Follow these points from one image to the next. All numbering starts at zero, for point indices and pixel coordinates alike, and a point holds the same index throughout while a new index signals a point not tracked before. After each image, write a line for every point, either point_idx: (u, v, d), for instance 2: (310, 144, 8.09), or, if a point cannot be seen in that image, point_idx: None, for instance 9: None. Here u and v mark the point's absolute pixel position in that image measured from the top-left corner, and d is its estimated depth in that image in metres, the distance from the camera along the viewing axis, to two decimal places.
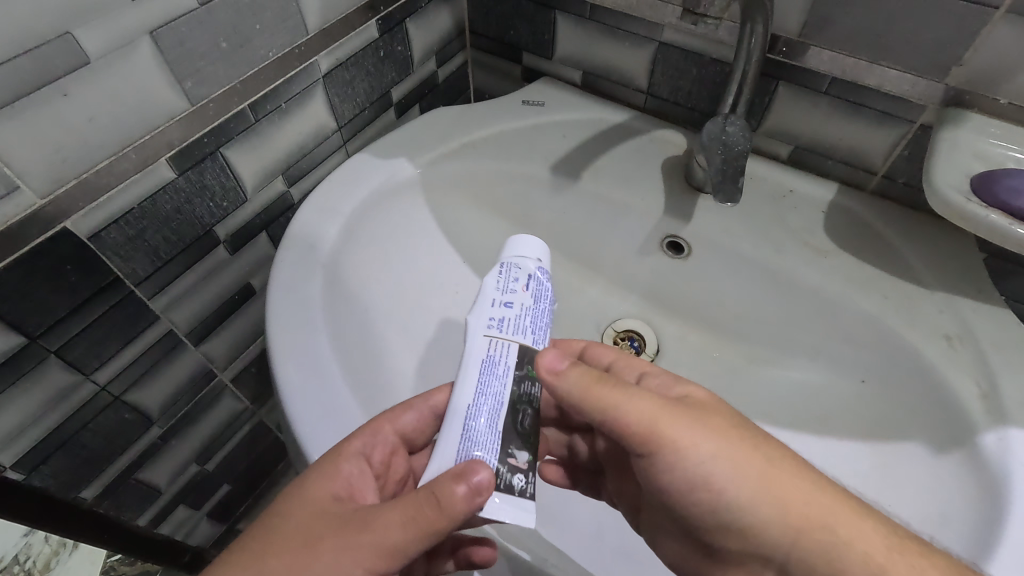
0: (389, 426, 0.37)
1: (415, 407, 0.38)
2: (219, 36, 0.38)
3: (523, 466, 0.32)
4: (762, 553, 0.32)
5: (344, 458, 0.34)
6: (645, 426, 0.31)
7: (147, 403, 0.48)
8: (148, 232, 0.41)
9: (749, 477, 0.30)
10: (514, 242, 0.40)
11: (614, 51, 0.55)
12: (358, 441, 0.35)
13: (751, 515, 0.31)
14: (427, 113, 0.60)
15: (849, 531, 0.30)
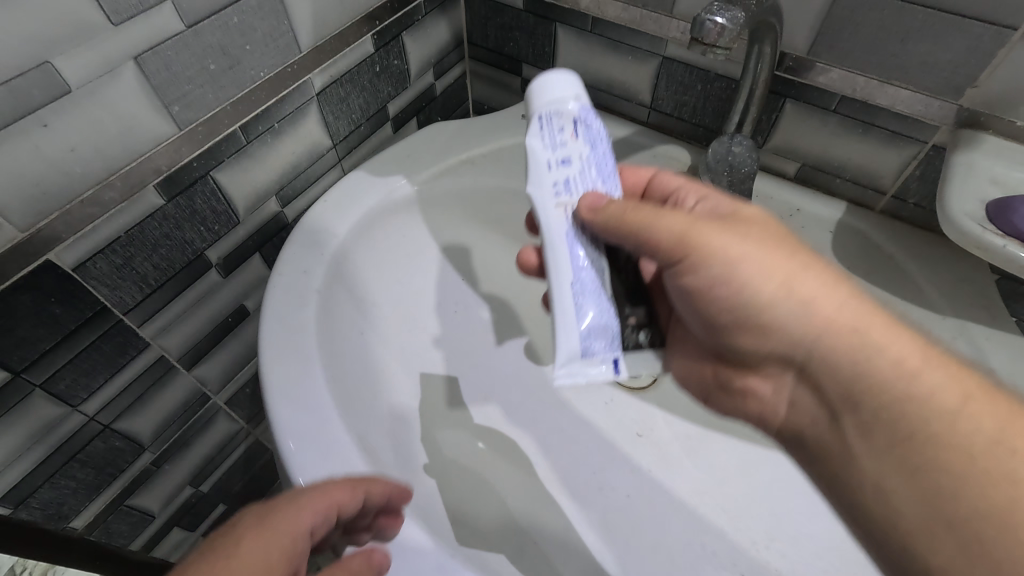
0: (335, 501, 0.32)
1: (361, 481, 0.34)
2: (206, 58, 0.37)
3: (641, 324, 0.34)
4: (779, 353, 0.35)
5: (288, 527, 0.31)
6: (679, 231, 0.33)
7: (138, 430, 0.47)
8: (136, 259, 0.39)
9: (776, 275, 0.33)
10: (541, 86, 0.33)
11: (616, 64, 0.54)
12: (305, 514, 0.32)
13: (769, 313, 0.33)
14: (424, 127, 0.58)
15: (885, 340, 0.31)
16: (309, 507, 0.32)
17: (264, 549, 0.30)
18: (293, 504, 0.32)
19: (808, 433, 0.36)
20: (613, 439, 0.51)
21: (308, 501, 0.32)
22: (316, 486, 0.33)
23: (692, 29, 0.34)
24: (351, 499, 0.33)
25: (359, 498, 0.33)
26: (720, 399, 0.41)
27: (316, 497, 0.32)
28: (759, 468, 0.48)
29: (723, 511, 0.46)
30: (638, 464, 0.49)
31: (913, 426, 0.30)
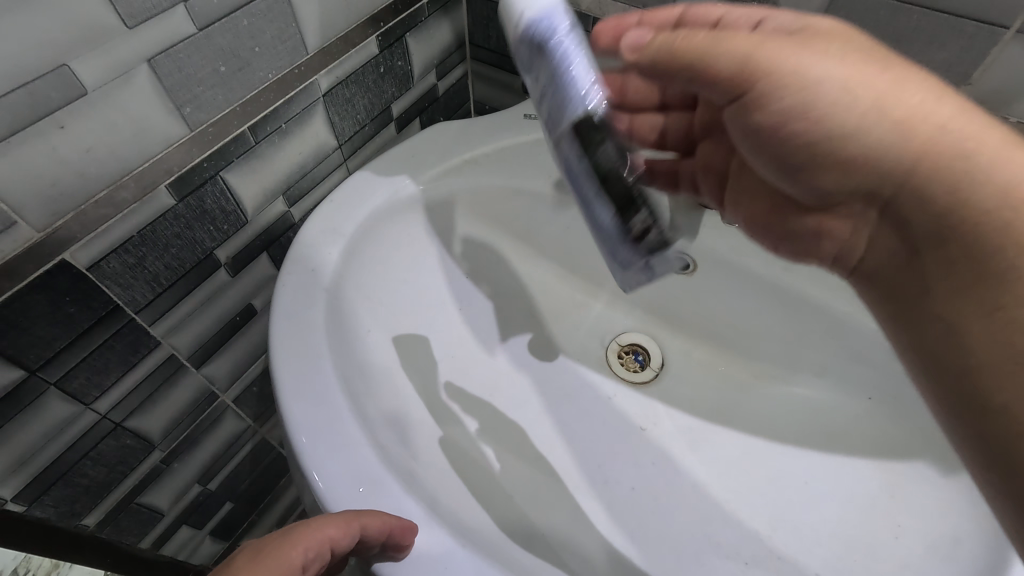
0: (325, 539, 0.33)
1: (355, 515, 0.33)
2: (217, 60, 0.38)
3: (641, 224, 0.33)
4: (859, 189, 0.33)
5: (280, 566, 0.32)
6: (747, 51, 0.31)
7: (148, 428, 0.48)
8: (148, 259, 0.40)
9: (869, 92, 0.30)
10: None
11: None
12: (294, 552, 0.33)
13: (848, 149, 0.31)
14: (427, 127, 0.59)
15: (996, 167, 0.29)
16: (302, 544, 0.33)
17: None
18: (290, 540, 0.33)
19: (887, 275, 0.35)
20: (618, 433, 0.52)
21: (303, 536, 0.33)
22: (310, 522, 0.33)
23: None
24: (342, 536, 0.33)
25: (351, 535, 0.33)
26: (793, 243, 0.40)
27: (307, 534, 0.33)
28: (760, 460, 0.49)
29: (728, 501, 0.47)
30: (642, 458, 0.50)
31: (1003, 267, 0.29)
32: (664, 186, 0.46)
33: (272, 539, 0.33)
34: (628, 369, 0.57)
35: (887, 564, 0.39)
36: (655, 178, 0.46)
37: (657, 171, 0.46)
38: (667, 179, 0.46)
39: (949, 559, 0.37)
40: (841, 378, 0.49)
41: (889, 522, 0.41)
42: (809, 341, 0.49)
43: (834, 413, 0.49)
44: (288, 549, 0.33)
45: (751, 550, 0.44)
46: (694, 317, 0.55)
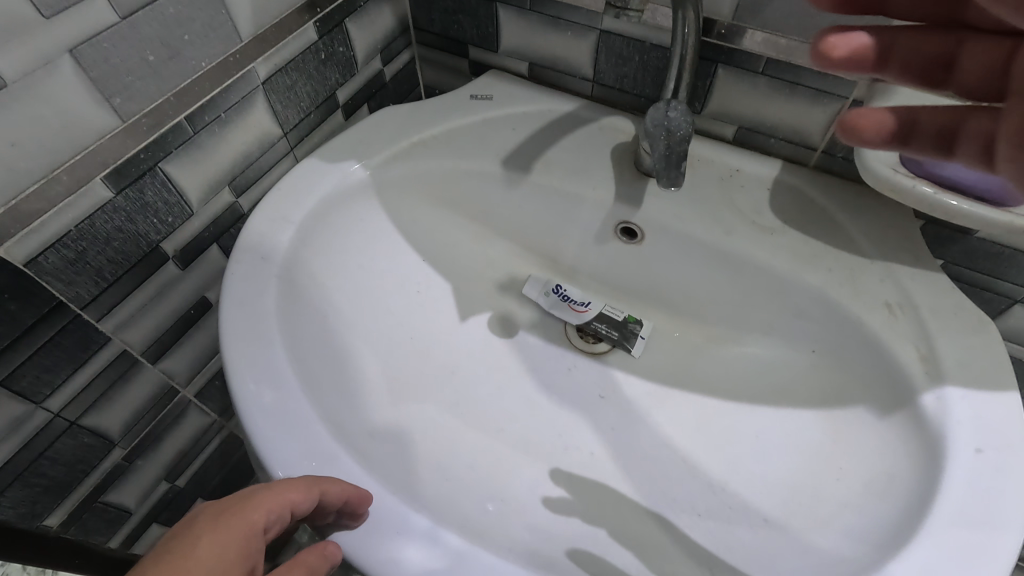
0: (286, 503, 0.32)
1: (317, 481, 0.33)
2: (146, 49, 0.38)
3: None
4: None
5: (246, 525, 0.31)
6: None
7: (106, 425, 0.48)
8: (89, 253, 0.40)
9: None
10: None
11: (557, 42, 0.55)
12: (259, 514, 0.31)
13: None
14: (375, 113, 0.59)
15: None
16: (264, 505, 0.32)
17: (218, 547, 0.29)
18: (249, 503, 0.32)
19: None
20: (577, 402, 0.53)
21: (264, 498, 0.32)
22: (271, 485, 0.33)
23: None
24: (304, 500, 0.33)
25: (313, 499, 0.33)
26: None
27: (271, 496, 0.32)
28: (715, 419, 0.50)
29: (683, 460, 0.48)
30: (600, 423, 0.52)
31: None
32: (927, 147, 0.34)
33: (231, 500, 0.32)
34: (586, 340, 0.58)
35: (829, 505, 0.41)
36: (913, 140, 0.34)
37: (922, 128, 0.33)
38: (934, 137, 0.34)
39: (884, 494, 0.39)
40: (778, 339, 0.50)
41: (832, 466, 0.43)
42: (756, 300, 0.51)
43: (782, 369, 0.50)
44: (250, 510, 0.31)
45: (705, 503, 0.45)
46: (646, 286, 0.57)
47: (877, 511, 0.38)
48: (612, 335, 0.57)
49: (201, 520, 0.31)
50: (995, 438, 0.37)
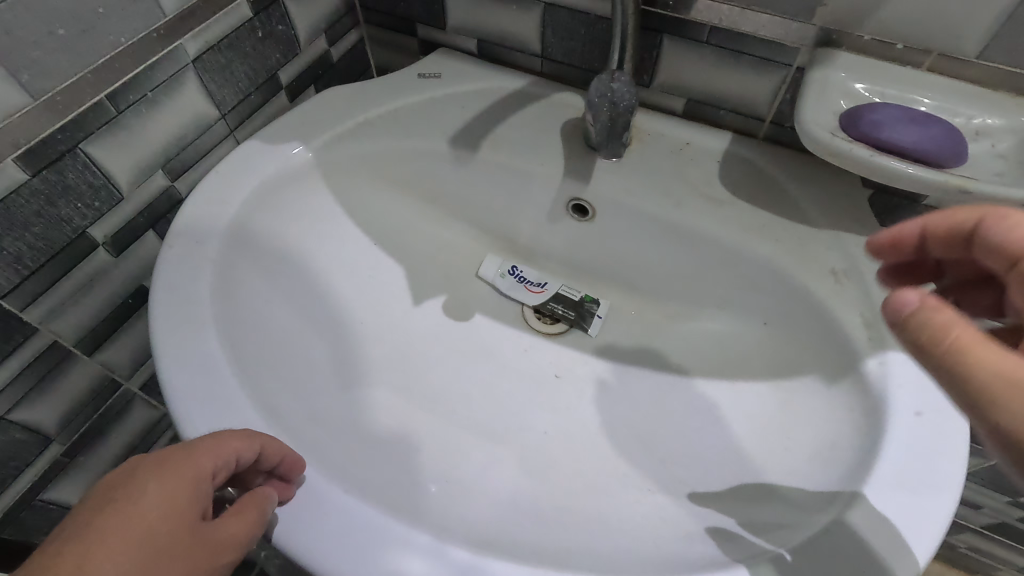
0: (232, 451, 0.32)
1: (259, 434, 0.34)
2: (54, 23, 0.36)
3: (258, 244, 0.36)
4: None
5: (193, 466, 0.31)
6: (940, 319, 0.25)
7: (37, 419, 0.46)
8: (4, 239, 0.38)
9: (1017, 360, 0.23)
10: None
11: (503, 16, 0.54)
12: (205, 459, 0.31)
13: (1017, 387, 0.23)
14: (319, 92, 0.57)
15: None
16: (211, 452, 0.32)
17: (165, 492, 0.30)
18: (196, 449, 0.31)
19: None
20: (532, 383, 0.52)
21: (212, 445, 0.32)
22: (215, 434, 0.33)
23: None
24: (248, 449, 0.33)
25: (256, 448, 0.33)
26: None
27: (215, 443, 0.32)
28: (669, 395, 0.50)
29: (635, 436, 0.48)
30: (554, 402, 0.51)
31: None
32: None
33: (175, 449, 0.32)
34: (542, 321, 0.57)
35: (777, 474, 0.41)
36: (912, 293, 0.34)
37: None
38: None
39: (829, 459, 0.39)
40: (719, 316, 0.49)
41: (781, 435, 0.43)
42: (708, 274, 0.50)
43: (736, 342, 0.50)
44: (197, 452, 0.31)
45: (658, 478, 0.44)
46: (602, 264, 0.56)
47: (823, 477, 0.38)
48: (569, 315, 0.57)
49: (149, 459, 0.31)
50: (936, 399, 0.37)
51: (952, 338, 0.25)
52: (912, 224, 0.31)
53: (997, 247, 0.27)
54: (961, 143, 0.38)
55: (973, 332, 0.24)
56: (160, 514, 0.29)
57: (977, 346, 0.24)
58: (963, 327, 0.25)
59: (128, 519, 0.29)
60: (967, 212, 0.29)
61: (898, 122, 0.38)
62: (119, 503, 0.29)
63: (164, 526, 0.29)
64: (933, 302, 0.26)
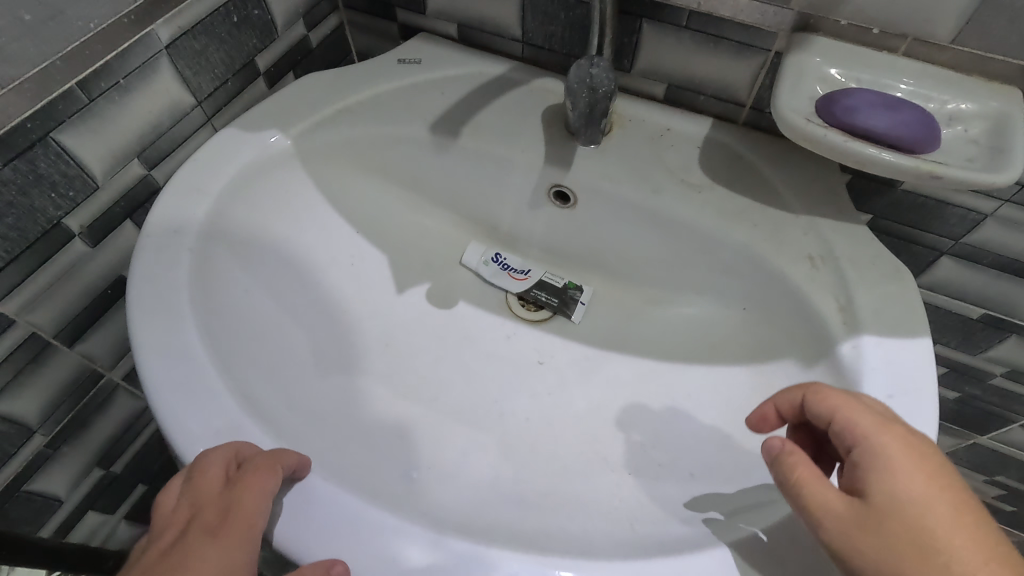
0: (264, 491, 0.41)
1: (270, 460, 0.43)
2: None
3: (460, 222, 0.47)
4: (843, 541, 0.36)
5: (248, 500, 0.41)
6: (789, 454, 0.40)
7: None
8: None
9: (822, 486, 0.38)
10: None
11: (702, 62, 0.60)
12: (249, 504, 0.41)
13: (822, 512, 0.37)
14: (508, 105, 0.68)
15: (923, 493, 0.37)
16: (249, 503, 0.41)
17: (222, 551, 0.40)
18: (240, 505, 0.41)
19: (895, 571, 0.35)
20: None
21: (245, 498, 0.41)
22: (242, 485, 0.41)
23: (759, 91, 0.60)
24: (270, 481, 0.42)
25: (274, 475, 0.42)
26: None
27: (246, 493, 0.41)
28: None
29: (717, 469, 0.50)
30: None
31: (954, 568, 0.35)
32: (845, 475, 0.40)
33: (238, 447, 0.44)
34: None
35: None
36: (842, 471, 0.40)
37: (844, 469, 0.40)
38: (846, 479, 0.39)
39: None
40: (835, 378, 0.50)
41: None
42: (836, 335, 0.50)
43: None
44: (251, 483, 0.41)
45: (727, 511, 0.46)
46: None
47: None
48: None
49: (220, 473, 0.42)
50: None
51: (798, 476, 0.39)
52: (794, 394, 0.44)
53: (843, 436, 0.40)
54: (939, 136, 0.48)
55: (809, 468, 0.39)
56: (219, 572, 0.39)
57: (811, 478, 0.38)
58: (805, 468, 0.39)
59: (211, 559, 0.39)
60: (834, 399, 0.41)
61: (870, 108, 0.48)
62: (228, 527, 0.41)
63: None
64: (790, 447, 0.40)
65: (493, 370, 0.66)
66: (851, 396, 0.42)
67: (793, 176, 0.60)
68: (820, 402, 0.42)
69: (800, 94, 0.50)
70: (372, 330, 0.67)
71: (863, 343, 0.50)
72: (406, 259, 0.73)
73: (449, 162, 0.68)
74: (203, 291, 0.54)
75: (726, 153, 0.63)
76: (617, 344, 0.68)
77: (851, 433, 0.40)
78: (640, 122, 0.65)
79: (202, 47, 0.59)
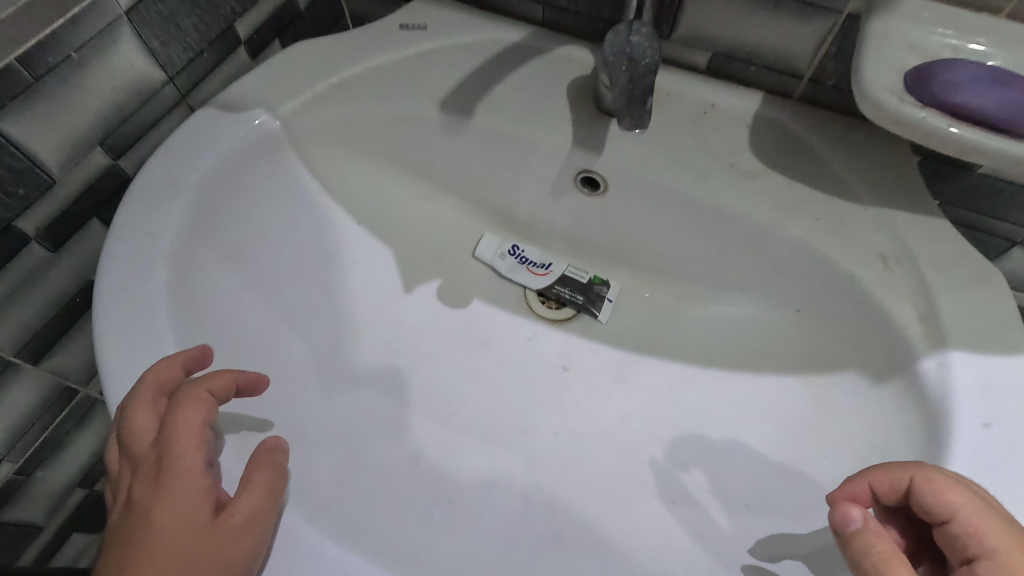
0: (198, 410, 0.38)
1: (201, 382, 0.39)
2: None
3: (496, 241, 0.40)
4: None
5: (180, 433, 0.37)
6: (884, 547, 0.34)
7: None
8: None
9: None
10: None
11: (756, 26, 0.51)
12: (185, 426, 0.37)
13: None
14: (529, 78, 0.59)
15: None
16: (182, 425, 0.37)
17: (169, 492, 0.35)
18: (173, 432, 0.37)
19: None
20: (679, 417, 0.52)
21: (178, 421, 0.37)
22: (172, 411, 0.37)
23: (824, 61, 0.51)
24: (203, 398, 0.38)
25: (207, 395, 0.39)
26: None
27: (179, 415, 0.37)
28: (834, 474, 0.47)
29: None
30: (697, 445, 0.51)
31: None
32: None
33: (162, 376, 0.39)
34: None
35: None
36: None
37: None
38: None
39: None
40: (917, 397, 0.44)
41: None
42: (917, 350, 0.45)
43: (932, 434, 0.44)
44: (183, 408, 0.37)
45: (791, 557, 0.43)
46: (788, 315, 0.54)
47: None
48: None
49: (152, 414, 0.38)
50: None
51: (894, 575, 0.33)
52: (901, 477, 0.36)
53: (961, 541, 0.34)
54: None
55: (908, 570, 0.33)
56: (174, 515, 0.34)
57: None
58: (887, 549, 0.34)
59: (164, 514, 0.34)
60: (959, 496, 0.34)
61: (972, 83, 0.40)
62: (164, 467, 0.36)
63: (196, 522, 0.35)
64: (877, 531, 0.35)
65: (513, 377, 0.60)
66: (973, 493, 0.35)
67: (859, 160, 0.53)
68: (935, 494, 0.35)
69: (886, 65, 0.42)
70: (379, 336, 0.60)
71: (951, 360, 0.43)
72: (414, 254, 0.65)
73: (461, 145, 0.60)
74: (184, 303, 0.47)
75: (781, 134, 0.55)
76: (650, 347, 0.61)
77: (975, 543, 0.33)
78: (681, 97, 0.57)
79: (170, 11, 0.50)
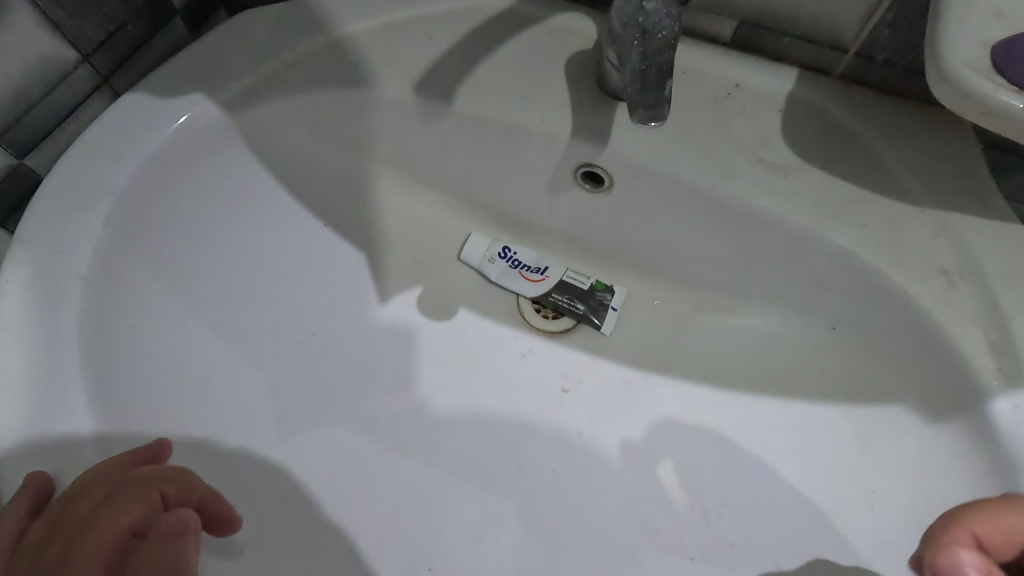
0: (136, 507, 0.31)
1: (161, 480, 0.33)
2: None
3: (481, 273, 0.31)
4: None
5: (96, 529, 0.29)
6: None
7: None
8: None
9: None
10: None
11: None
12: (106, 521, 0.29)
13: None
14: (521, 53, 0.50)
15: None
16: (106, 517, 0.30)
17: None
18: (91, 526, 0.29)
19: None
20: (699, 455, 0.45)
21: (103, 511, 0.30)
22: (106, 499, 0.30)
23: (877, 30, 0.42)
24: (152, 496, 0.32)
25: (158, 493, 0.32)
26: None
27: (110, 506, 0.30)
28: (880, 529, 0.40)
29: None
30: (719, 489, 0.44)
31: None
32: None
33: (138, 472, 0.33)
34: None
35: None
36: None
37: None
38: None
39: None
40: (989, 445, 0.37)
41: None
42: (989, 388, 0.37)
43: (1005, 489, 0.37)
44: (120, 499, 0.30)
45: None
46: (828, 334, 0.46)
47: None
48: None
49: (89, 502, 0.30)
50: None
51: None
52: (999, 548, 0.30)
53: None
54: None
55: None
56: None
57: None
58: None
59: None
60: None
61: None
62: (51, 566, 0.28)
63: None
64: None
65: (506, 402, 0.52)
66: None
67: (913, 153, 0.44)
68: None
69: (968, 39, 0.33)
70: (350, 357, 0.52)
71: None
72: (390, 258, 0.57)
73: (441, 133, 0.51)
74: (103, 337, 0.39)
75: (820, 120, 0.46)
76: (662, 366, 0.53)
77: None
78: (701, 75, 0.48)
79: None
